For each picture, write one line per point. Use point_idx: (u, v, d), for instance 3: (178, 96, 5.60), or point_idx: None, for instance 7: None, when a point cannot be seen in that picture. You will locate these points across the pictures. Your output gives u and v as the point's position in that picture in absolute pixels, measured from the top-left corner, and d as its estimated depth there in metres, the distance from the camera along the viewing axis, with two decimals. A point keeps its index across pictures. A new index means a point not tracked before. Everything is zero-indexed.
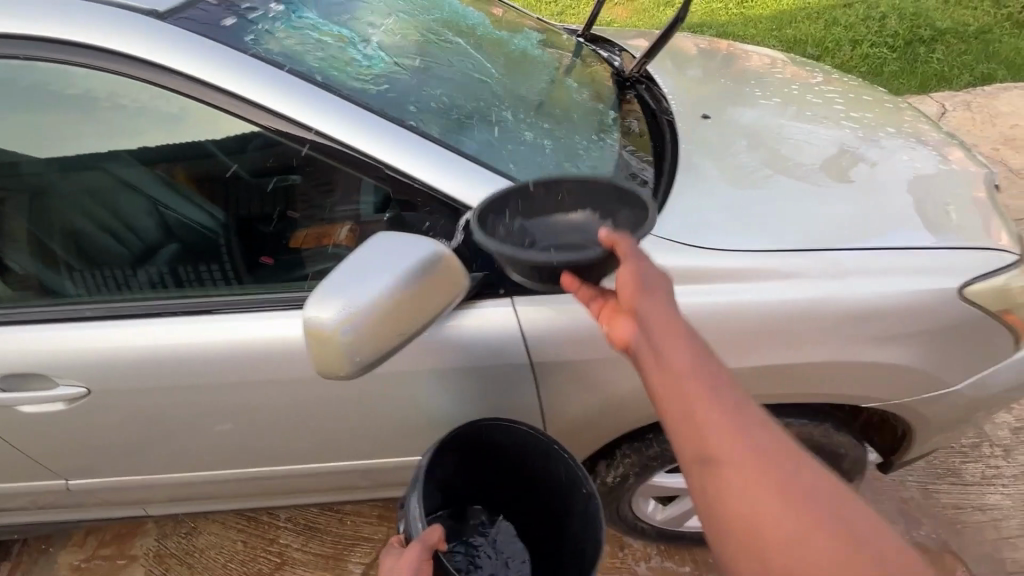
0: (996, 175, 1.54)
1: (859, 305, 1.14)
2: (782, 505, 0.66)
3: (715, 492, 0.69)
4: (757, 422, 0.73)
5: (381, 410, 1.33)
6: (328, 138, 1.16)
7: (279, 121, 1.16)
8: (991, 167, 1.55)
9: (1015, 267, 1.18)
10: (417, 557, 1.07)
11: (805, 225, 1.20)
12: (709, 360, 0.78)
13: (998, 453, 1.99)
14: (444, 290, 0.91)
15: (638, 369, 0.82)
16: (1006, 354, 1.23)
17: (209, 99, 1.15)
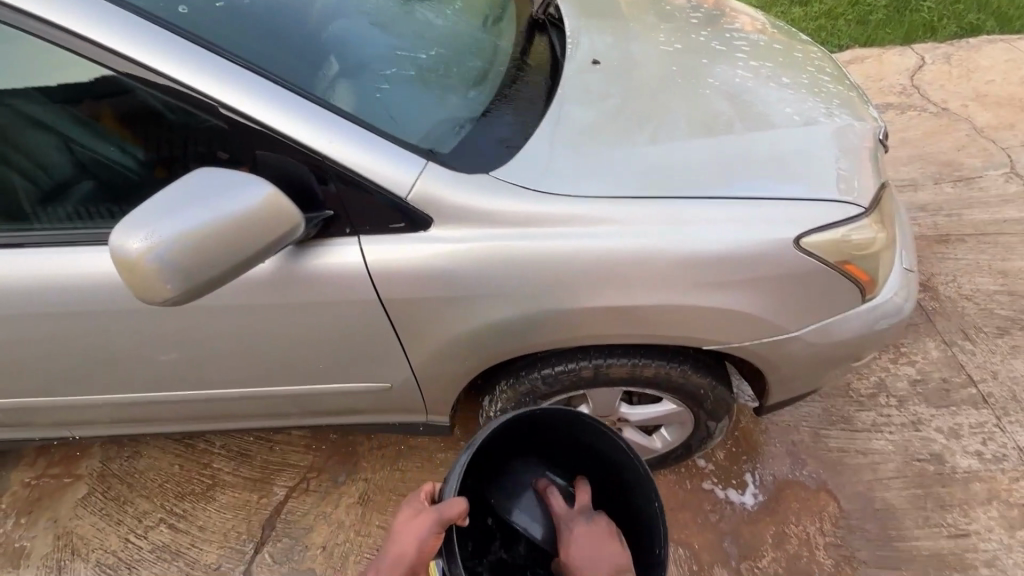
0: (881, 129, 1.56)
1: (698, 254, 1.19)
2: None
3: None
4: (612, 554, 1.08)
5: (290, 350, 1.35)
6: (166, 76, 1.13)
7: (119, 60, 1.13)
8: (880, 122, 1.58)
9: (849, 222, 1.25)
10: (427, 530, 1.02)
11: (656, 174, 1.23)
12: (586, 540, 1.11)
13: (891, 403, 2.09)
14: (268, 227, 0.96)
15: None
16: (847, 304, 1.29)
17: (49, 36, 1.13)
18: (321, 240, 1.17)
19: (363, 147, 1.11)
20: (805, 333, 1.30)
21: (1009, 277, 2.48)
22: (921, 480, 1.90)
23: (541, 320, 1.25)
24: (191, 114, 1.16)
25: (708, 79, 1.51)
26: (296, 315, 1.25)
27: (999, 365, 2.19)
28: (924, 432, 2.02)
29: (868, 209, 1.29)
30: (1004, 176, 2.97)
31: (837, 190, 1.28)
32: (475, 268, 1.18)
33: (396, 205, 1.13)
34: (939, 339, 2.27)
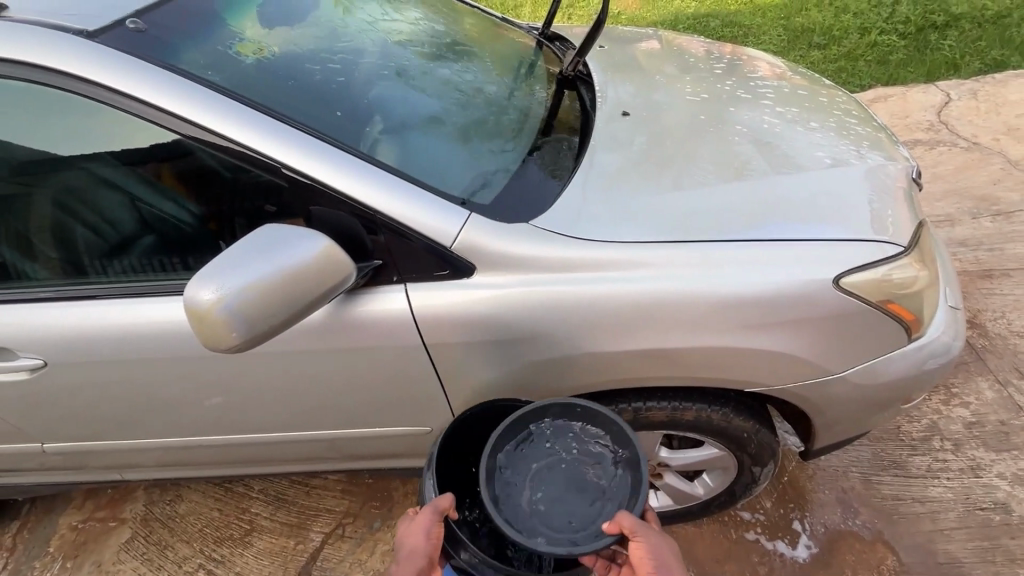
0: (915, 168, 1.56)
1: (735, 296, 1.20)
2: None
3: None
4: None
5: (331, 394, 1.39)
6: (232, 141, 1.23)
7: (192, 127, 1.24)
8: (913, 161, 1.59)
9: (888, 262, 1.24)
10: (428, 522, 1.10)
11: (690, 218, 1.27)
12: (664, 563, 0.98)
13: (946, 447, 2.00)
14: (312, 286, 1.00)
15: None
16: (892, 344, 1.27)
17: (130, 109, 1.25)
18: (368, 288, 1.23)
19: (410, 200, 1.18)
20: (850, 374, 1.28)
21: None
22: (987, 531, 1.78)
23: (579, 362, 1.27)
24: (251, 173, 1.26)
25: (735, 126, 1.56)
26: (341, 360, 1.30)
27: None
28: (986, 478, 1.91)
29: (908, 248, 1.29)
30: None
31: (874, 230, 1.28)
32: (514, 312, 1.21)
33: (438, 253, 1.18)
34: (993, 379, 2.17)
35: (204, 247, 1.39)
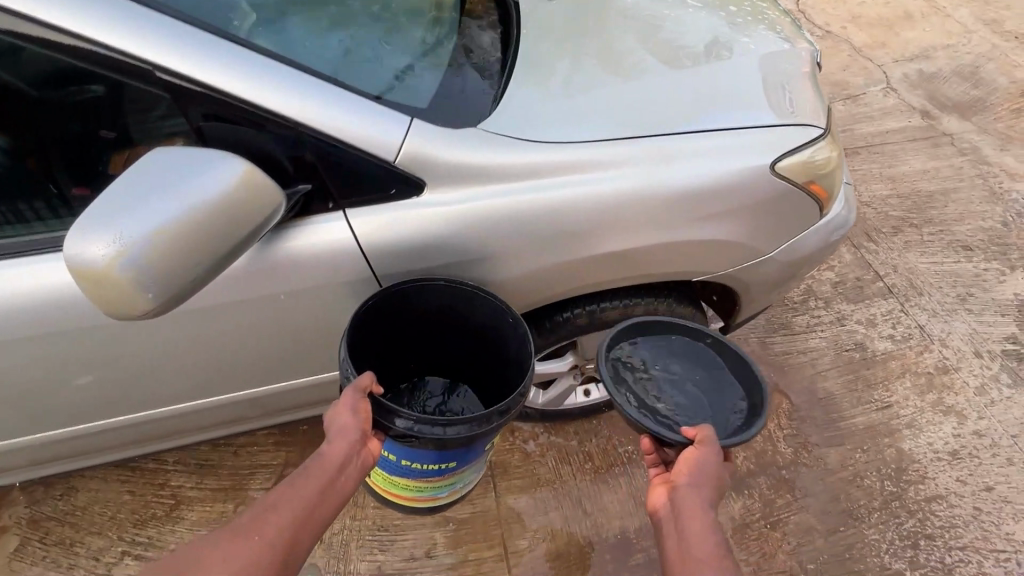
0: (819, 52, 1.64)
1: (686, 189, 1.21)
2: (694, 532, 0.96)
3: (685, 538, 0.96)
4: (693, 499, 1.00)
5: (263, 347, 1.21)
6: (52, 28, 0.88)
7: None
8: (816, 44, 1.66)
9: (811, 145, 1.32)
10: (352, 400, 1.11)
11: (637, 112, 1.22)
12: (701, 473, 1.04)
13: (820, 305, 2.36)
14: (233, 222, 0.80)
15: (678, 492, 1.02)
16: (809, 223, 1.40)
17: None
18: (298, 220, 1.03)
19: (334, 105, 0.97)
20: (777, 255, 1.40)
21: (897, 182, 2.82)
22: (850, 367, 2.18)
23: (540, 273, 1.22)
24: (89, 78, 0.94)
25: (661, 12, 1.50)
26: (272, 309, 1.11)
27: (898, 259, 2.52)
28: (848, 325, 2.31)
29: (824, 130, 1.38)
30: (883, 91, 3.31)
31: (797, 116, 1.35)
32: (473, 230, 1.10)
33: (380, 172, 1.01)
34: (850, 244, 2.56)
35: (18, 192, 1.03)
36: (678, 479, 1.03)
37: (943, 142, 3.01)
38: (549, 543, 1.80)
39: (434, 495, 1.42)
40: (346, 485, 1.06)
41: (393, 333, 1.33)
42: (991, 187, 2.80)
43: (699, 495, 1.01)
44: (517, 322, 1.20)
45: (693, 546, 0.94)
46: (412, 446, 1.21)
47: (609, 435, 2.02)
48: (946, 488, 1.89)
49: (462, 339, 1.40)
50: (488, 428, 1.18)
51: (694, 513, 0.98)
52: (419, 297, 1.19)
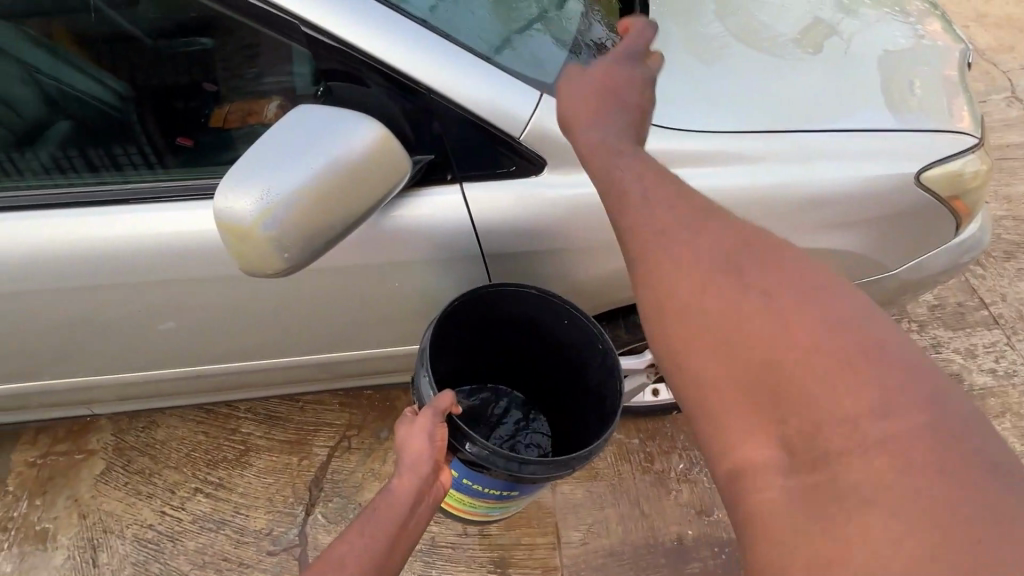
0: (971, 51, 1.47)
1: (818, 192, 1.12)
2: (679, 255, 0.70)
3: (654, 254, 0.71)
4: (682, 219, 0.72)
5: (358, 313, 1.22)
6: None
7: None
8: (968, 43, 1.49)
9: (964, 154, 1.19)
10: (431, 423, 1.14)
11: (771, 103, 1.14)
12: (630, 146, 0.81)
13: (913, 328, 2.19)
14: (339, 210, 0.76)
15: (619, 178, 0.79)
16: (944, 238, 1.27)
17: None
18: (413, 189, 1.02)
19: (469, 72, 0.93)
20: (902, 271, 1.28)
21: (1014, 203, 2.57)
22: None
23: None
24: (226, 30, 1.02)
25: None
26: (376, 278, 1.11)
27: (1007, 287, 2.30)
28: (944, 353, 2.13)
29: (977, 140, 1.24)
30: (1007, 101, 3.00)
31: (947, 121, 1.22)
32: (586, 222, 1.06)
33: (501, 146, 0.97)
34: None
35: (132, 138, 1.12)
36: (643, 207, 0.75)
37: None
38: (603, 539, 1.78)
39: (486, 512, 1.42)
40: (421, 512, 1.11)
41: (475, 332, 1.34)
42: None
43: (685, 207, 0.74)
44: (608, 353, 1.23)
45: (718, 257, 0.68)
46: (480, 473, 1.26)
47: (672, 438, 1.96)
48: None
49: (537, 349, 1.42)
50: (565, 470, 1.21)
51: (692, 238, 0.70)
52: (515, 306, 1.21)
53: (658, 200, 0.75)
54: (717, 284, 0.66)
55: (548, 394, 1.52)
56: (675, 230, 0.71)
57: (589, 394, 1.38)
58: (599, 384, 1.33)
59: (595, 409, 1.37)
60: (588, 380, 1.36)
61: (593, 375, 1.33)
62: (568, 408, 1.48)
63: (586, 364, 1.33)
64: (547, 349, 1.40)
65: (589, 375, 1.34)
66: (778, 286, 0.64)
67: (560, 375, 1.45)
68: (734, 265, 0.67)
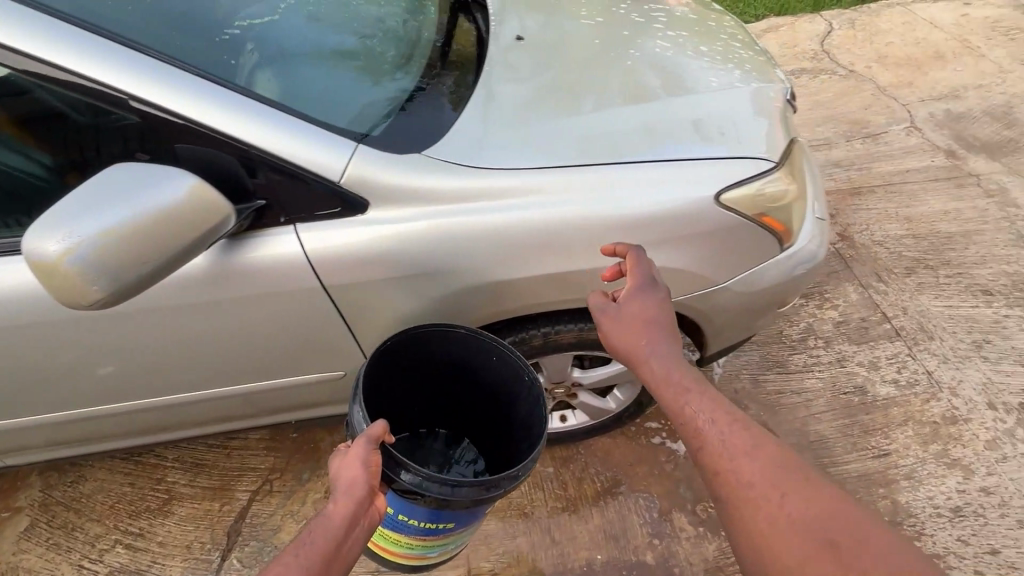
0: (790, 88, 1.67)
1: (627, 218, 1.25)
2: (768, 506, 0.85)
3: (744, 501, 0.87)
4: (759, 461, 0.90)
5: (232, 348, 1.31)
6: (81, 76, 1.05)
7: (34, 63, 1.04)
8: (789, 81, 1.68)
9: (760, 177, 1.34)
10: (364, 451, 1.15)
11: (583, 141, 1.28)
12: (677, 377, 1.02)
13: (819, 344, 2.29)
14: (151, 242, 0.90)
15: (677, 403, 1.00)
16: (766, 253, 1.40)
17: None
18: (259, 231, 1.16)
19: (291, 131, 1.10)
20: (733, 284, 1.39)
21: (914, 223, 2.72)
22: (848, 410, 2.08)
23: (485, 292, 1.28)
24: (109, 113, 1.09)
25: (629, 49, 1.56)
26: (239, 312, 1.23)
27: (908, 301, 2.41)
28: (849, 367, 2.21)
29: (778, 163, 1.39)
30: (906, 130, 3.23)
31: (747, 147, 1.38)
32: (413, 254, 1.19)
33: (329, 192, 1.13)
34: (857, 284, 2.49)
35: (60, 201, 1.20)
36: (722, 451, 0.92)
37: (967, 184, 2.88)
38: (513, 570, 1.79)
39: (424, 552, 1.46)
40: (354, 544, 1.06)
41: (411, 370, 1.42)
42: (1019, 231, 2.64)
43: (770, 463, 0.89)
44: (533, 385, 1.33)
45: (798, 517, 0.83)
46: (413, 503, 1.27)
47: (584, 464, 2.00)
48: (945, 548, 1.75)
49: (470, 389, 1.50)
50: (496, 491, 1.27)
51: (776, 498, 0.85)
52: (442, 343, 1.32)
53: (729, 435, 0.93)
54: (805, 541, 0.80)
55: (484, 430, 1.58)
56: (755, 479, 0.88)
57: (518, 426, 1.45)
58: (527, 416, 1.41)
59: (523, 439, 1.44)
60: (517, 414, 1.44)
61: (521, 408, 1.41)
62: (502, 444, 1.53)
63: (516, 398, 1.41)
64: (478, 385, 1.48)
65: (518, 409, 1.42)
66: (870, 561, 0.76)
67: (492, 410, 1.52)
68: (819, 531, 0.80)
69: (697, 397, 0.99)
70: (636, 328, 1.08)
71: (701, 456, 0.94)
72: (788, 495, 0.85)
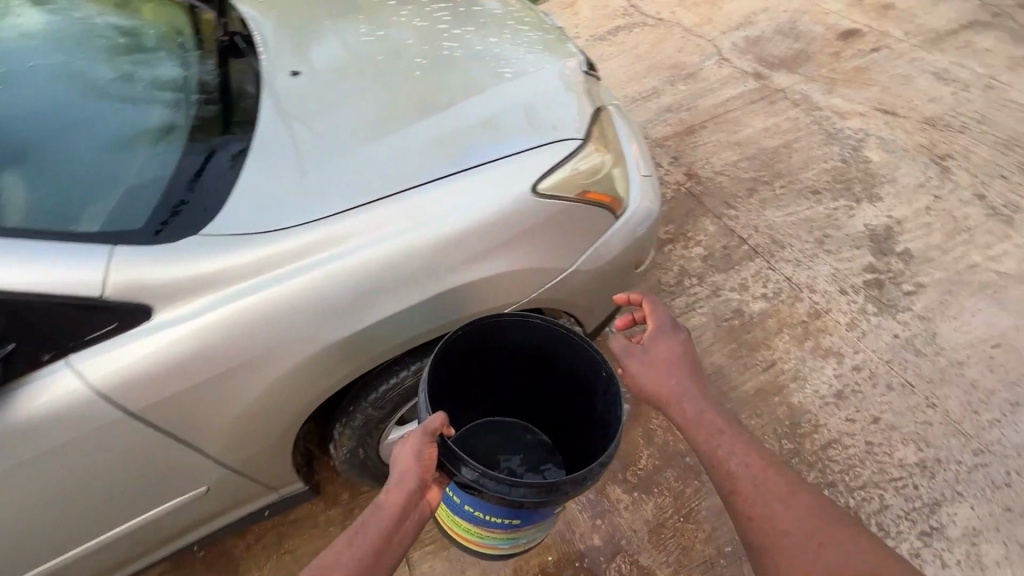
0: (586, 58, 1.70)
1: (444, 238, 1.20)
2: (796, 543, 1.05)
3: (772, 535, 1.07)
4: (791, 504, 1.09)
5: (50, 512, 1.09)
6: None
7: None
8: (581, 52, 1.71)
9: (569, 158, 1.36)
10: (420, 445, 1.17)
11: (381, 170, 1.23)
12: (708, 418, 1.22)
13: (694, 282, 2.42)
14: None
15: (702, 437, 1.21)
16: (602, 226, 1.41)
17: None
18: (27, 378, 0.98)
19: (33, 260, 0.96)
20: (581, 265, 1.40)
21: (744, 146, 2.95)
22: (732, 335, 2.22)
23: (329, 355, 1.18)
24: None
25: (418, 59, 1.50)
26: (39, 470, 1.02)
27: (757, 219, 2.61)
28: (724, 295, 2.36)
29: (584, 138, 1.42)
30: (717, 63, 3.48)
31: (551, 131, 1.39)
32: (232, 341, 1.07)
33: (101, 308, 0.99)
34: (712, 216, 2.66)
35: None
36: (756, 493, 1.11)
37: (777, 100, 3.16)
38: None
39: (495, 543, 1.50)
40: (402, 537, 1.13)
41: (478, 362, 1.43)
42: (826, 131, 2.93)
43: (800, 511, 1.08)
44: (611, 381, 1.31)
45: (827, 559, 1.02)
46: (474, 496, 1.27)
47: None
48: (838, 431, 1.93)
49: (542, 376, 1.50)
50: (555, 497, 1.21)
51: (809, 542, 1.04)
52: (519, 332, 1.35)
53: (761, 479, 1.13)
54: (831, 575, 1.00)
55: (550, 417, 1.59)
56: (785, 519, 1.07)
57: (593, 423, 1.43)
58: (602, 415, 1.38)
59: (597, 437, 1.42)
60: (591, 411, 1.43)
61: (598, 403, 1.39)
62: (575, 437, 1.53)
63: (592, 392, 1.40)
64: (546, 373, 1.48)
65: (595, 406, 1.41)
66: None
67: (566, 402, 1.51)
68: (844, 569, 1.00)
69: (728, 437, 1.20)
70: (657, 370, 1.30)
71: (730, 496, 1.14)
72: (816, 535, 1.05)
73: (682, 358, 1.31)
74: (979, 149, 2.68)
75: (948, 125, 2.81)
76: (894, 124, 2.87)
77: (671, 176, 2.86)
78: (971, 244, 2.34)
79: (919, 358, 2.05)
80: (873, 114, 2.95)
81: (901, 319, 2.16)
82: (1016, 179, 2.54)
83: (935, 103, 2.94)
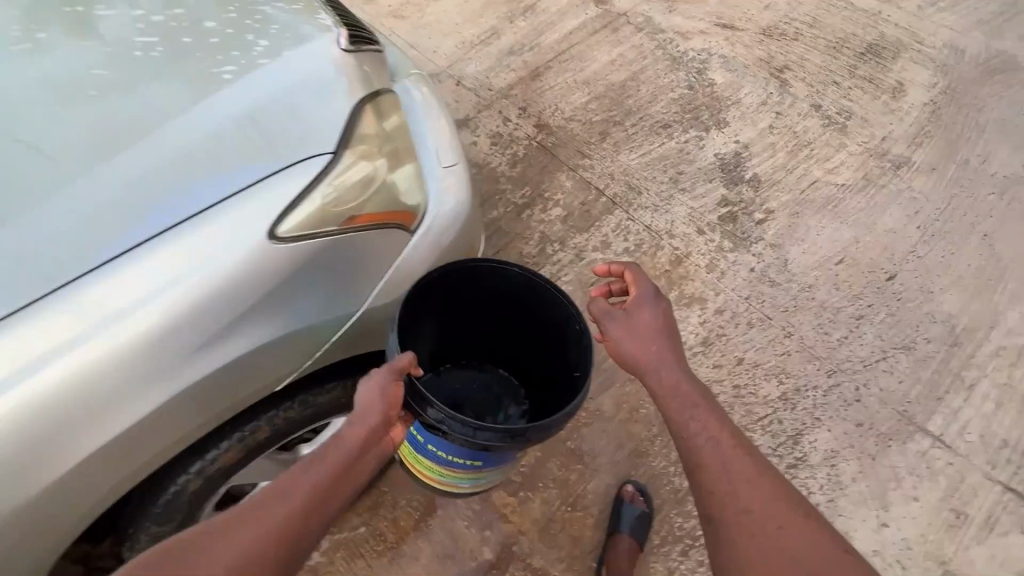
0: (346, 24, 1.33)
1: (143, 340, 0.91)
2: (757, 513, 1.05)
3: (729, 504, 1.07)
4: (760, 482, 1.09)
5: None
6: None
7: None
8: (340, 18, 1.34)
9: (319, 182, 1.08)
10: (386, 381, 1.14)
11: (38, 266, 0.91)
12: (683, 389, 1.23)
13: (557, 248, 2.27)
14: None
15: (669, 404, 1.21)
16: (390, 252, 1.19)
17: None
18: None
19: None
20: (375, 299, 1.19)
21: (592, 84, 2.75)
22: None
23: (41, 510, 0.91)
24: None
25: (89, 67, 1.08)
26: None
27: (613, 166, 2.47)
28: (588, 257, 2.25)
29: (339, 146, 1.13)
30: None
31: (293, 147, 1.09)
32: None
33: None
34: (567, 170, 2.48)
35: None
36: (721, 469, 1.11)
37: (620, 26, 2.93)
38: None
39: (457, 483, 1.49)
40: (359, 475, 1.10)
41: (451, 306, 1.46)
42: (671, 55, 2.78)
43: (768, 492, 1.08)
44: (583, 332, 1.37)
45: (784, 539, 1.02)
46: (438, 438, 1.29)
47: (391, 500, 1.79)
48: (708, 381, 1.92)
49: (520, 326, 1.53)
50: (520, 441, 1.22)
51: (771, 525, 1.04)
52: (492, 278, 1.41)
53: (733, 455, 1.13)
54: (787, 547, 1.01)
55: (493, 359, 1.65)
56: (750, 491, 1.08)
57: (565, 373, 1.49)
58: (575, 363, 1.44)
59: (568, 387, 1.48)
60: (564, 361, 1.48)
61: (569, 351, 1.44)
62: (546, 389, 1.58)
63: (566, 343, 1.45)
64: (517, 321, 1.52)
65: (568, 355, 1.46)
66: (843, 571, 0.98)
67: (541, 353, 1.55)
68: (797, 541, 1.01)
69: (701, 409, 1.20)
70: (638, 335, 1.29)
71: (694, 468, 1.14)
72: (776, 511, 1.05)
73: (664, 329, 1.31)
74: (812, 56, 2.65)
75: (783, 34, 2.75)
76: (734, 40, 2.77)
77: (521, 130, 2.63)
78: (811, 159, 2.35)
79: (773, 288, 2.05)
80: (713, 31, 2.82)
81: (755, 251, 2.15)
82: (847, 83, 2.54)
83: (770, 11, 2.85)
